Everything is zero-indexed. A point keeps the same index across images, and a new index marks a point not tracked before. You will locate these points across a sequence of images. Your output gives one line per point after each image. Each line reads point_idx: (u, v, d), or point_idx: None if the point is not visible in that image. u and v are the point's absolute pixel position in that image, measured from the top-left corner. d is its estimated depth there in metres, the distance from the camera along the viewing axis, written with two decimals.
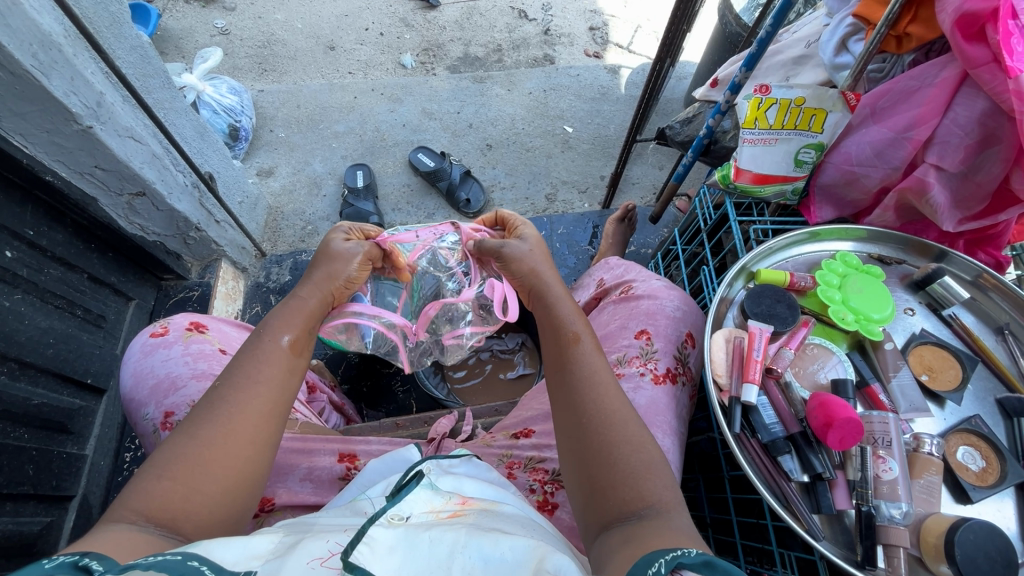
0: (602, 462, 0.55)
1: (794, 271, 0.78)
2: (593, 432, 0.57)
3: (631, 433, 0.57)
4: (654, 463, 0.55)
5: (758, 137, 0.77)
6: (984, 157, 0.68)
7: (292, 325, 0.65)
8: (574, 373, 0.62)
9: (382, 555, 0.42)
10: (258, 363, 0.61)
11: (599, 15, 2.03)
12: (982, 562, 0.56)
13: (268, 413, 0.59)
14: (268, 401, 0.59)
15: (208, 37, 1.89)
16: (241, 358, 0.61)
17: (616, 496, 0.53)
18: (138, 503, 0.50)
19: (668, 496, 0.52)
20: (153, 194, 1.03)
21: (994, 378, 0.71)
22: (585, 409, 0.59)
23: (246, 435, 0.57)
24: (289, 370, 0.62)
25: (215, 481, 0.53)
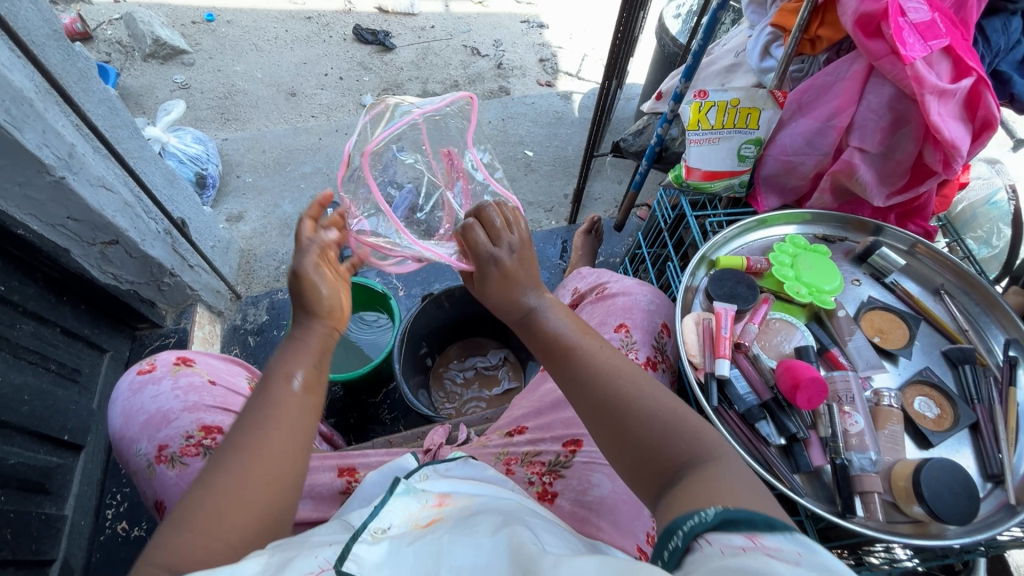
0: (634, 431, 0.54)
1: (750, 256, 0.84)
2: (619, 405, 0.56)
3: (655, 392, 0.56)
4: (680, 421, 0.53)
5: (703, 137, 0.85)
6: (899, 136, 0.77)
7: (301, 364, 0.59)
8: (585, 355, 0.61)
9: (370, 567, 0.44)
10: (265, 407, 0.55)
11: (547, 47, 2.15)
12: (947, 497, 0.62)
13: (285, 454, 0.54)
14: (285, 442, 0.54)
15: (168, 92, 1.93)
16: (249, 407, 0.56)
17: (661, 457, 0.52)
18: (161, 556, 0.46)
19: (712, 442, 0.51)
20: (126, 241, 1.04)
21: (936, 333, 0.79)
22: (599, 395, 0.57)
23: (262, 482, 0.52)
24: (302, 411, 0.57)
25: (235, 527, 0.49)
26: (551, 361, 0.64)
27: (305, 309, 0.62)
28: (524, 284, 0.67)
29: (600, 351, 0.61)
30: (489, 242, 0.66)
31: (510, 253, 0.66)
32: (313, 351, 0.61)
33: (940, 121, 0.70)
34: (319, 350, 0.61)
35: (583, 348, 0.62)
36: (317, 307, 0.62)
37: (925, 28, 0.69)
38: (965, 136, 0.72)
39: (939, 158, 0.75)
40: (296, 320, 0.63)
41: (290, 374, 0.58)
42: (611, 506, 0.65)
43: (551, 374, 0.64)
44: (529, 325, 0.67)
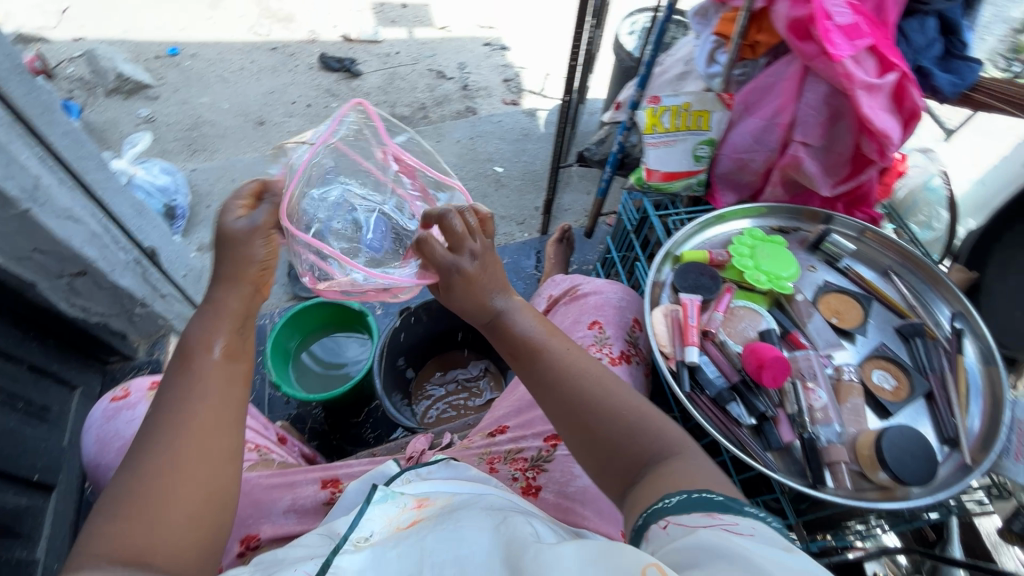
0: (599, 430, 0.57)
1: (712, 249, 0.88)
2: (585, 404, 0.58)
3: (618, 392, 0.59)
4: (642, 418, 0.57)
5: (659, 140, 0.91)
6: (837, 130, 0.82)
7: (221, 331, 0.61)
8: (551, 355, 0.63)
9: None
10: (190, 385, 0.57)
11: (511, 68, 2.22)
12: (907, 459, 0.66)
13: (213, 427, 0.56)
14: (212, 415, 0.56)
15: (133, 126, 1.92)
16: (170, 383, 0.57)
17: (623, 454, 0.55)
18: (98, 548, 0.47)
19: (672, 438, 0.55)
20: (95, 272, 1.04)
21: (889, 311, 0.83)
22: (565, 395, 0.60)
23: (195, 452, 0.54)
24: (228, 379, 0.59)
25: (181, 505, 0.51)
26: (516, 359, 0.66)
27: (231, 267, 0.63)
28: (490, 285, 0.68)
29: (564, 353, 0.63)
30: (450, 251, 0.66)
31: (472, 260, 0.67)
32: (232, 314, 0.62)
33: (871, 113, 0.76)
34: (239, 313, 0.63)
35: (550, 349, 0.64)
36: (243, 268, 0.63)
37: (850, 30, 0.75)
38: (896, 126, 0.78)
39: (876, 148, 0.81)
40: (215, 281, 0.63)
41: (210, 344, 0.59)
42: (594, 495, 0.67)
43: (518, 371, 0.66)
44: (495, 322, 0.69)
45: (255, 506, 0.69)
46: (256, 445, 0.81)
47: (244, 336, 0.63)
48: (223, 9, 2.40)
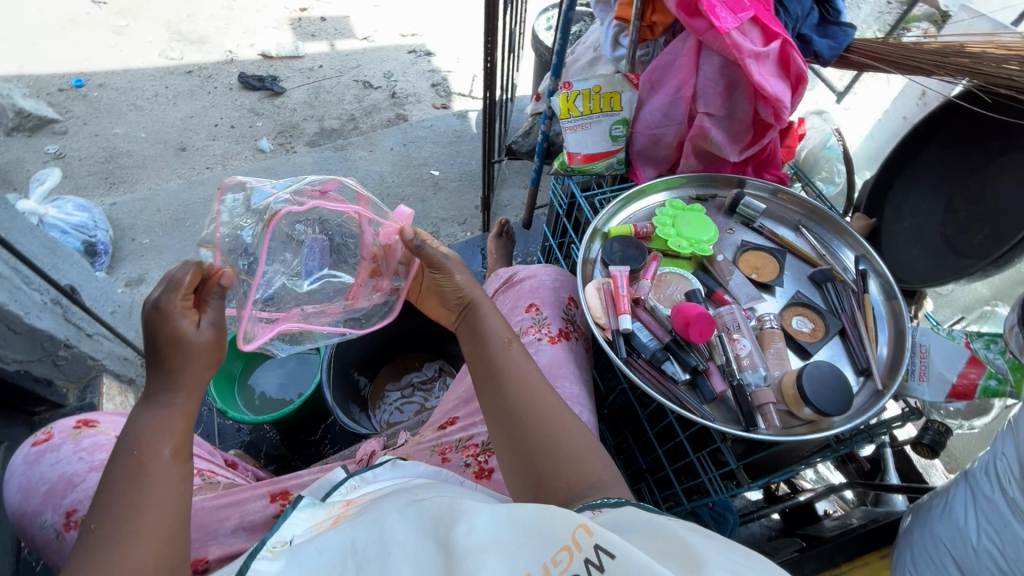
0: (547, 453, 0.58)
1: (637, 223, 0.92)
2: (542, 423, 0.60)
3: (570, 419, 0.61)
4: (588, 446, 0.59)
5: (576, 123, 0.94)
6: (736, 99, 0.88)
7: (170, 424, 0.57)
8: (519, 365, 0.65)
9: None
10: (140, 481, 0.53)
11: (437, 72, 2.24)
12: (828, 393, 0.71)
13: (167, 523, 0.52)
14: (165, 510, 0.53)
15: (41, 164, 1.81)
16: (118, 485, 0.52)
17: (563, 480, 0.56)
18: None
19: (609, 474, 0.57)
20: (7, 316, 0.99)
21: (801, 262, 0.90)
22: (522, 410, 0.61)
23: (149, 555, 0.50)
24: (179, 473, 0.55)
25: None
26: (477, 373, 0.67)
27: (184, 364, 0.58)
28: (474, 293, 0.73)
29: (528, 369, 0.65)
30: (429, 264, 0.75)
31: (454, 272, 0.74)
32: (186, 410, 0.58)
33: (761, 80, 0.81)
34: (186, 412, 0.58)
35: (517, 360, 0.66)
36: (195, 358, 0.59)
37: (733, 2, 0.81)
38: (786, 90, 0.84)
39: (771, 111, 0.87)
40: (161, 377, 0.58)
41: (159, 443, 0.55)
42: None
43: (476, 384, 0.67)
44: (465, 334, 0.71)
45: (200, 530, 0.67)
46: (200, 470, 0.78)
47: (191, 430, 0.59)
48: (129, 35, 2.30)
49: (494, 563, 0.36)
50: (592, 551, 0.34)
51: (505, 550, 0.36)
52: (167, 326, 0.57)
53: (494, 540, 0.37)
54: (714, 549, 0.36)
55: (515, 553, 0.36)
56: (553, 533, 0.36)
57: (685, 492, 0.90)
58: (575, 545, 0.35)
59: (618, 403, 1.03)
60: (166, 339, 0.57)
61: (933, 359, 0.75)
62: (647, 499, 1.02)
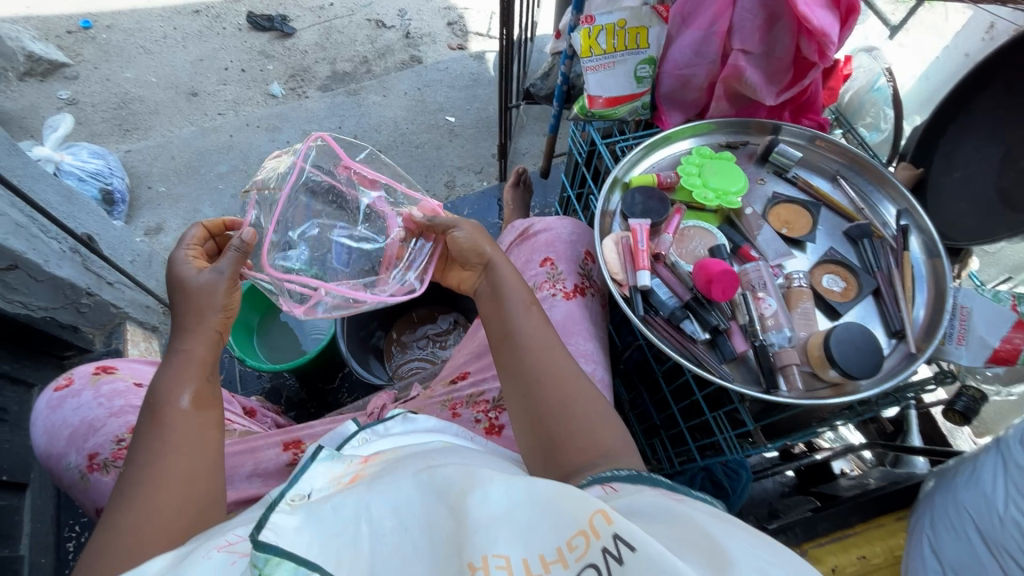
0: (557, 419, 0.57)
1: (660, 172, 0.86)
2: (557, 390, 0.59)
3: (587, 386, 0.60)
4: (604, 414, 0.58)
5: (597, 63, 0.87)
6: (776, 33, 0.80)
7: (189, 379, 0.59)
8: (535, 329, 0.64)
9: (290, 534, 0.39)
10: (162, 432, 0.55)
11: (454, 10, 2.11)
12: (855, 354, 0.68)
13: (192, 471, 0.54)
14: (188, 458, 0.54)
15: (55, 110, 1.79)
16: (142, 434, 0.55)
17: (572, 447, 0.55)
18: None
19: (621, 445, 0.55)
20: (27, 264, 1.00)
21: (836, 216, 0.84)
22: (536, 376, 0.60)
23: (175, 498, 0.52)
24: (200, 424, 0.57)
25: (150, 539, 0.49)
26: (493, 334, 0.67)
27: (195, 314, 0.62)
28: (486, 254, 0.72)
29: (543, 330, 0.64)
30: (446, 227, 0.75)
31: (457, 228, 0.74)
32: (200, 362, 0.60)
33: (807, 10, 0.73)
34: (205, 360, 0.61)
35: (530, 324, 0.64)
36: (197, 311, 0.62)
37: None
38: (834, 23, 0.75)
39: (815, 48, 0.78)
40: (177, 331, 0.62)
41: (178, 394, 0.57)
42: None
43: (492, 346, 0.66)
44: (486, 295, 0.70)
45: None
46: None
47: (211, 384, 0.61)
48: None
49: (507, 542, 0.35)
50: (609, 539, 0.33)
51: (522, 529, 0.35)
52: (177, 276, 0.64)
53: (516, 518, 0.36)
54: (740, 543, 0.34)
55: (530, 535, 0.35)
56: (570, 518, 0.35)
57: (699, 451, 0.89)
58: (591, 531, 0.34)
59: (633, 359, 1.01)
60: (177, 286, 0.63)
61: (975, 323, 0.70)
62: (660, 454, 1.01)
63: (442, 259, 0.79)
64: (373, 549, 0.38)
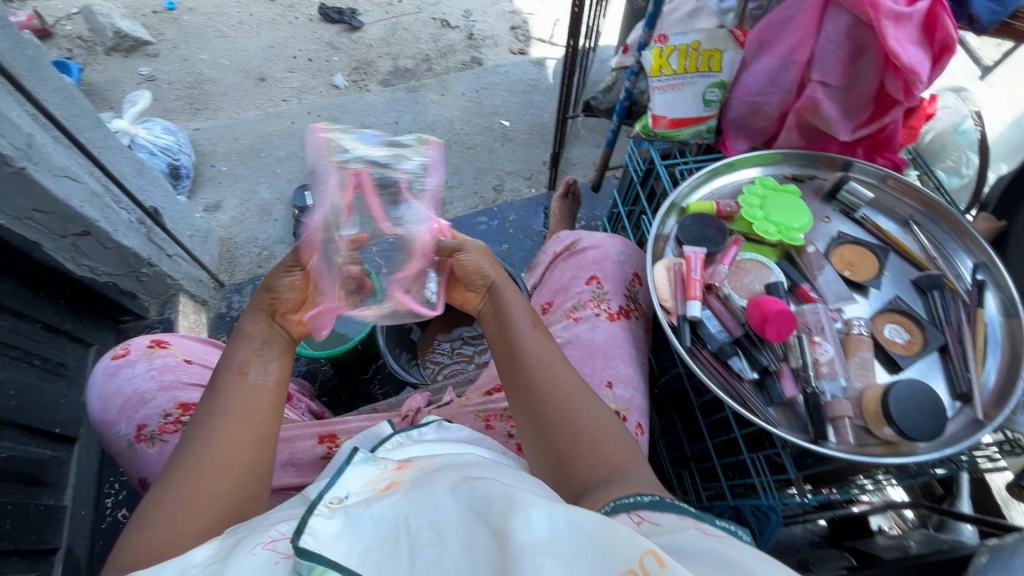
0: (566, 434, 0.57)
1: (720, 200, 0.83)
2: (561, 407, 0.59)
3: (593, 403, 0.59)
4: (614, 427, 0.58)
5: (666, 83, 0.85)
6: (859, 67, 0.76)
7: (247, 356, 0.62)
8: (536, 349, 0.63)
9: (329, 543, 0.41)
10: (214, 403, 0.59)
11: (518, 15, 2.12)
12: (914, 414, 0.64)
13: (242, 448, 0.58)
14: (242, 435, 0.58)
15: (134, 85, 1.89)
16: (202, 405, 0.60)
17: (582, 463, 0.55)
18: (126, 559, 0.49)
19: (632, 458, 0.55)
20: (98, 232, 1.04)
21: (905, 263, 0.79)
22: (543, 394, 0.60)
23: (221, 475, 0.56)
24: (249, 399, 0.60)
25: (196, 518, 0.53)
26: (498, 352, 0.66)
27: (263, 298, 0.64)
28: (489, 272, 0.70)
29: (544, 345, 0.64)
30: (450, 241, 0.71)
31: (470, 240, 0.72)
32: (256, 339, 0.63)
33: (897, 46, 0.70)
34: (260, 336, 0.64)
35: (532, 343, 0.64)
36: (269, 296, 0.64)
37: None
38: (925, 61, 0.72)
39: (901, 85, 0.75)
40: (246, 309, 0.65)
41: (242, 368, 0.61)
42: None
43: (497, 364, 0.66)
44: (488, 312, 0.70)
45: None
46: None
47: (278, 362, 0.64)
48: None
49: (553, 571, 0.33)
50: None
51: (563, 557, 0.34)
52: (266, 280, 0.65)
53: (555, 546, 0.34)
54: None
55: (574, 563, 0.34)
56: (616, 552, 0.34)
57: (731, 490, 0.86)
58: (642, 570, 0.33)
59: (670, 387, 0.99)
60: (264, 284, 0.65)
61: None
62: (687, 486, 0.99)
63: (450, 279, 0.72)
64: (411, 567, 0.38)
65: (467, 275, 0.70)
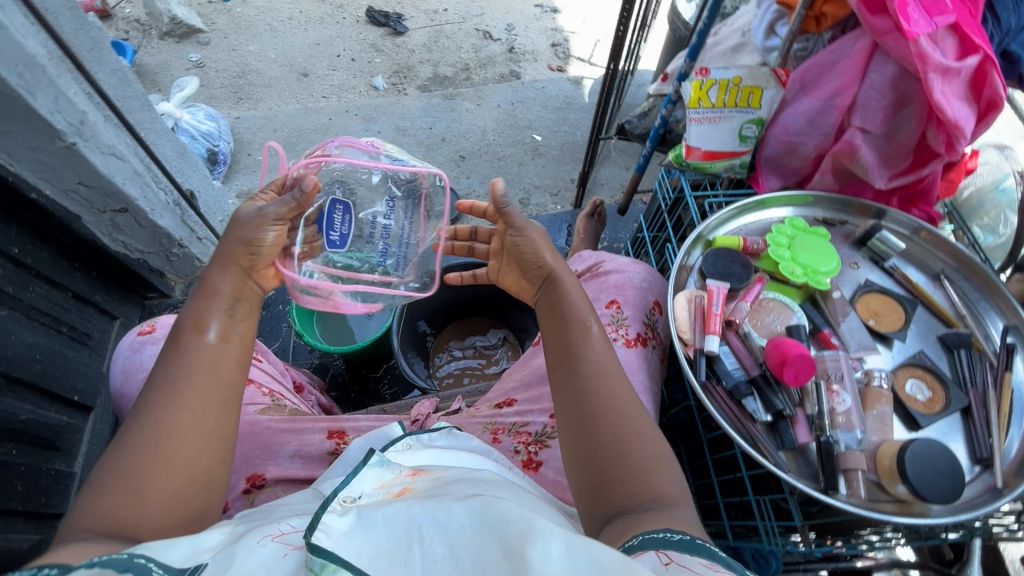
0: (611, 453, 0.56)
1: (747, 236, 0.83)
2: (612, 422, 0.58)
3: (646, 425, 0.58)
4: (663, 456, 0.56)
5: (703, 116, 0.84)
6: (901, 117, 0.76)
7: (215, 313, 0.63)
8: (596, 356, 0.63)
9: (339, 539, 0.41)
10: (177, 361, 0.60)
11: (560, 32, 2.14)
12: (930, 474, 0.63)
13: (205, 410, 0.58)
14: (201, 394, 0.59)
15: (183, 70, 1.95)
16: (163, 362, 0.60)
17: (624, 486, 0.54)
18: (85, 518, 0.50)
19: (677, 492, 0.53)
20: (135, 210, 1.08)
21: (933, 318, 0.78)
22: (594, 405, 0.59)
23: (184, 437, 0.56)
24: (216, 361, 0.61)
25: (159, 481, 0.54)
26: (553, 352, 0.66)
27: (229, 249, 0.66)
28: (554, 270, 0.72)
29: (605, 355, 0.63)
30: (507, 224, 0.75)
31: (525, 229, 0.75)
32: (224, 297, 0.65)
33: (943, 100, 0.69)
34: (230, 295, 0.65)
35: (592, 348, 0.64)
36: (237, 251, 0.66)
37: (931, 5, 0.69)
38: (970, 116, 0.71)
39: (943, 139, 0.74)
40: (211, 261, 0.67)
41: (204, 326, 0.62)
42: None
43: (551, 362, 0.66)
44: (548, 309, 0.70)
45: (262, 448, 0.72)
46: (271, 390, 0.83)
47: (241, 320, 0.65)
48: None
49: None
50: None
51: None
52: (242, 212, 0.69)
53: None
54: None
55: None
56: None
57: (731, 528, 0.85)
58: None
59: (679, 417, 0.98)
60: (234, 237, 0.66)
61: None
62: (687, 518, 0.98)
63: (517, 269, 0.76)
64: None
65: (529, 262, 0.73)
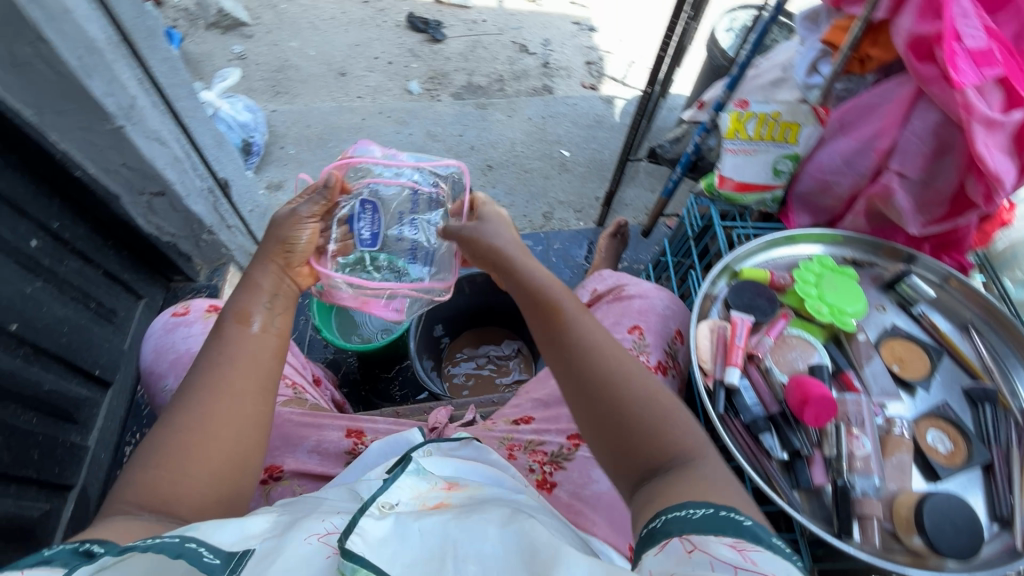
0: (621, 424, 0.56)
1: (775, 270, 0.83)
2: (614, 393, 0.57)
3: (647, 386, 0.58)
4: (671, 412, 0.57)
5: (739, 147, 0.85)
6: (941, 164, 0.75)
7: (258, 306, 0.66)
8: (582, 332, 0.62)
9: (374, 545, 0.42)
10: (222, 349, 0.62)
11: (595, 51, 2.16)
12: (947, 529, 0.62)
13: (244, 397, 0.60)
14: (242, 382, 0.60)
15: (225, 61, 2.00)
16: (210, 349, 0.62)
17: (645, 451, 0.54)
18: (132, 494, 0.52)
19: (695, 444, 0.55)
20: (172, 194, 1.10)
21: (959, 369, 0.77)
22: (592, 381, 0.58)
23: (223, 421, 0.58)
24: (259, 351, 0.63)
25: (197, 464, 0.55)
26: (540, 339, 0.65)
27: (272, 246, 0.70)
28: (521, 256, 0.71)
29: (593, 329, 0.63)
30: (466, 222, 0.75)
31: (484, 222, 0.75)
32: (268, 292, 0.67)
33: (986, 152, 0.69)
34: (272, 289, 0.68)
35: (575, 326, 0.63)
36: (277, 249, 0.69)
37: (980, 55, 0.68)
38: (1012, 170, 0.71)
39: (982, 191, 0.73)
40: (254, 257, 0.69)
41: (248, 317, 0.64)
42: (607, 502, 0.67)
43: (541, 349, 0.64)
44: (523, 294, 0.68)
45: (282, 440, 0.73)
46: (293, 383, 0.84)
47: (281, 310, 0.67)
48: None
49: None
50: None
51: None
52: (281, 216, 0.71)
53: None
54: None
55: None
56: None
57: None
58: None
59: None
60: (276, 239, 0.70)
61: None
62: None
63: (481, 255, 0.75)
64: None
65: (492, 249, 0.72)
